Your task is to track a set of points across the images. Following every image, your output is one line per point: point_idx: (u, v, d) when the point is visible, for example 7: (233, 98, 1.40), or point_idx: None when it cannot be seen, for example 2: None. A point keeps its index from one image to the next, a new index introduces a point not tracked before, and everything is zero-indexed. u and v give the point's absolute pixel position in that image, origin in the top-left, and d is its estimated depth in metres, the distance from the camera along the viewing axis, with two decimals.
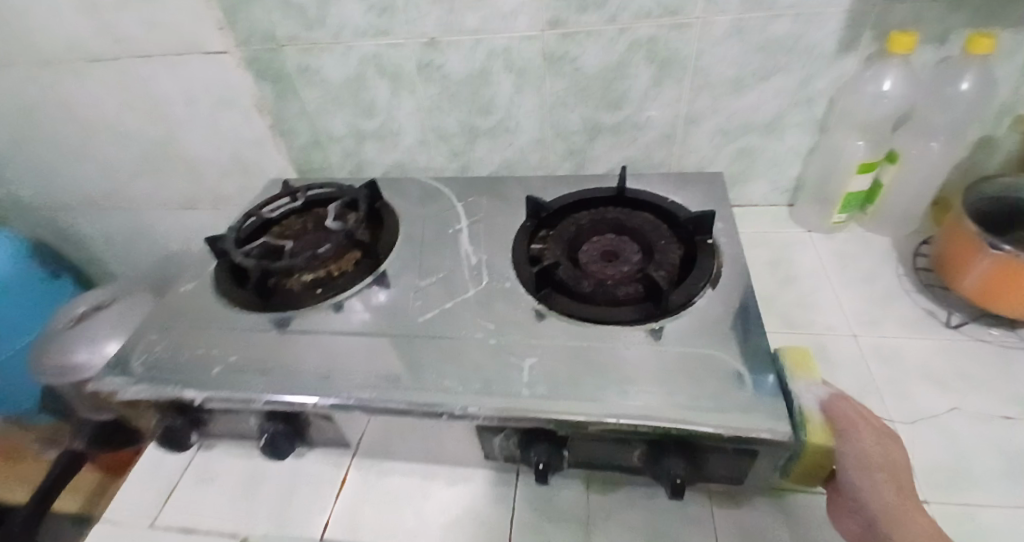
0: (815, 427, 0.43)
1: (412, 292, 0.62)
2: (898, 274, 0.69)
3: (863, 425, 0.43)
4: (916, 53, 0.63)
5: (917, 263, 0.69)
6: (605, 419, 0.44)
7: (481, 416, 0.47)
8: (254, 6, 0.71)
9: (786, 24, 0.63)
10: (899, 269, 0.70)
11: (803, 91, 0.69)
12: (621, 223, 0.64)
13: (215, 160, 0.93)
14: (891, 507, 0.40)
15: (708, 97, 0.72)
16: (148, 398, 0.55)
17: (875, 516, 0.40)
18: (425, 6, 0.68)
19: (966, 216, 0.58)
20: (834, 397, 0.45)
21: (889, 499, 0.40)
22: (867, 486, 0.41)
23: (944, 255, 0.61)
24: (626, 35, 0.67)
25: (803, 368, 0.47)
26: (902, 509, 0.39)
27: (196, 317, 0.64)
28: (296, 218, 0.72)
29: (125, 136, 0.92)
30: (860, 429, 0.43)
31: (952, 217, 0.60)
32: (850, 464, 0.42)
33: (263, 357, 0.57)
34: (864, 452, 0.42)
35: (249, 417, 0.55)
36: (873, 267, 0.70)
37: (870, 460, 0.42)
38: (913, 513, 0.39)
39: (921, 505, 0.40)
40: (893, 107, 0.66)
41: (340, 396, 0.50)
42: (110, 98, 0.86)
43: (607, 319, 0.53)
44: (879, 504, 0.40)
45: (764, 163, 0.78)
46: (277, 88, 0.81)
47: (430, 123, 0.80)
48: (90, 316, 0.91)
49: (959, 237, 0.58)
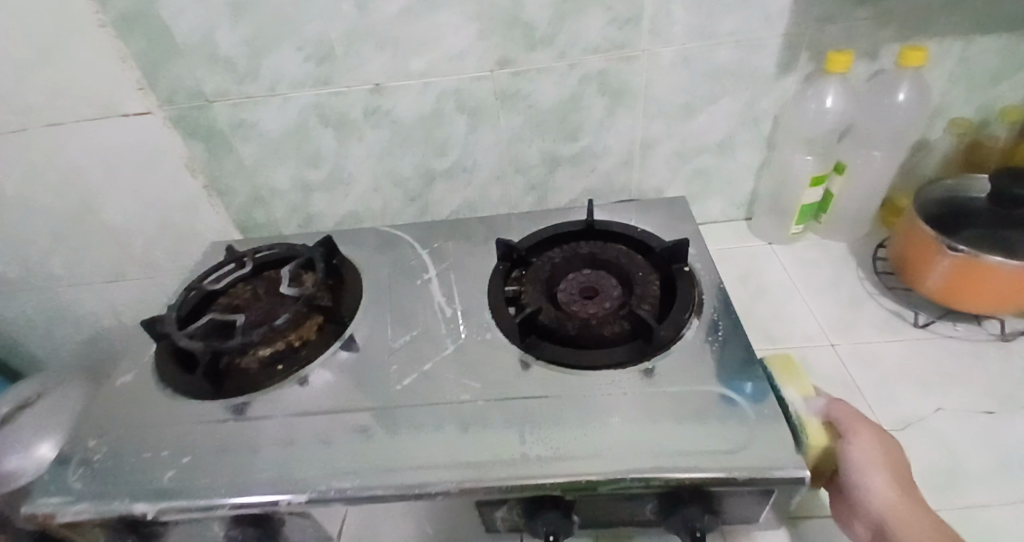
0: (813, 430, 0.47)
1: (386, 357, 0.57)
2: (860, 279, 0.71)
3: (861, 428, 0.47)
4: (853, 70, 0.67)
5: (878, 268, 0.72)
6: (616, 476, 0.42)
7: (480, 491, 0.43)
8: (173, 63, 0.66)
9: (728, 50, 0.64)
10: (860, 273, 0.72)
11: (750, 112, 0.71)
12: (596, 256, 0.61)
13: (142, 229, 0.85)
14: (892, 507, 0.42)
15: (663, 123, 0.71)
16: (90, 518, 0.47)
17: (880, 520, 0.43)
18: (367, 53, 0.64)
19: (919, 219, 0.61)
20: (829, 402, 0.49)
21: (890, 499, 0.43)
22: (870, 489, 0.44)
23: (904, 256, 0.63)
24: (576, 70, 0.66)
25: (793, 374, 0.51)
26: (902, 509, 0.42)
27: (137, 415, 0.56)
28: (243, 286, 0.65)
29: (33, 213, 0.82)
30: (861, 434, 0.46)
31: (907, 220, 0.63)
32: (854, 469, 0.45)
33: (224, 452, 0.50)
34: (869, 456, 0.45)
35: (212, 523, 0.48)
36: (836, 274, 0.73)
37: (872, 463, 0.45)
38: (911, 513, 0.42)
39: (918, 501, 0.43)
40: (835, 121, 0.69)
41: (318, 489, 0.45)
42: (9, 173, 0.76)
43: (600, 365, 0.51)
44: (882, 506, 0.43)
45: (720, 182, 0.79)
46: (208, 147, 0.75)
47: (382, 171, 0.76)
48: (13, 418, 0.79)
49: (917, 238, 0.61)
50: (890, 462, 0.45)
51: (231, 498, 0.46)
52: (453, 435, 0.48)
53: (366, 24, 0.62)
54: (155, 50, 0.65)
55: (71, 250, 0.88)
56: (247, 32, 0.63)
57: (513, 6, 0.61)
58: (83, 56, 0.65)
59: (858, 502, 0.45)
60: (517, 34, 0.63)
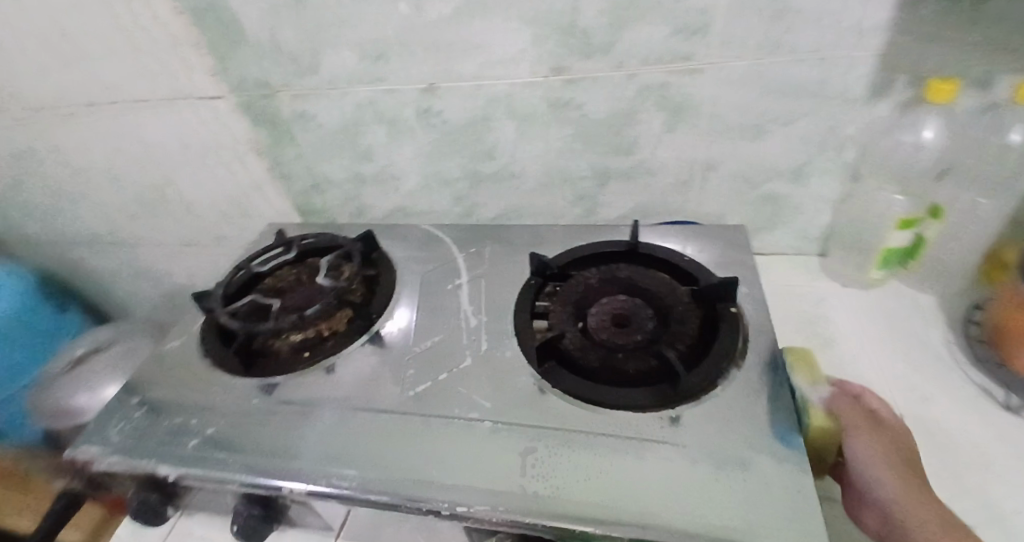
0: (816, 414, 0.46)
1: (405, 362, 0.57)
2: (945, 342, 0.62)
3: (861, 423, 0.47)
4: (958, 100, 0.57)
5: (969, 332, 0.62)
6: (609, 523, 0.39)
7: (471, 518, 0.41)
8: (246, 55, 0.73)
9: (810, 69, 0.59)
10: (946, 335, 0.63)
11: (831, 138, 0.64)
12: (634, 283, 0.58)
13: (219, 200, 0.97)
14: (902, 501, 0.43)
15: (726, 142, 0.67)
16: (123, 471, 0.51)
17: (891, 512, 0.44)
18: (417, 55, 0.68)
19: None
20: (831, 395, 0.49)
21: (899, 492, 0.44)
22: (879, 481, 0.45)
23: (998, 320, 0.56)
24: (637, 80, 0.63)
25: (804, 366, 0.49)
26: (911, 502, 0.43)
27: (179, 379, 0.60)
28: (287, 271, 0.68)
29: (123, 180, 0.98)
30: (861, 429, 0.47)
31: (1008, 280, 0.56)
32: (862, 465, 0.46)
33: (243, 430, 0.52)
34: (874, 454, 0.46)
35: (227, 494, 0.50)
36: (916, 332, 0.64)
37: (876, 459, 0.46)
38: (921, 504, 0.43)
39: (926, 492, 0.44)
40: (933, 157, 0.61)
41: (319, 484, 0.45)
42: (121, 140, 0.90)
43: (617, 404, 0.48)
44: (892, 499, 0.44)
45: (792, 211, 0.72)
46: (274, 135, 0.83)
47: (429, 171, 0.80)
48: (87, 359, 0.86)
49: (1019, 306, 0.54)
50: (895, 458, 0.46)
51: (240, 476, 0.47)
52: (456, 451, 0.46)
53: (422, 25, 0.65)
54: (225, 42, 0.73)
55: (153, 215, 1.04)
56: (308, 29, 0.69)
57: (569, 13, 0.60)
58: (160, 46, 0.75)
59: (866, 494, 0.46)
60: (575, 41, 0.62)
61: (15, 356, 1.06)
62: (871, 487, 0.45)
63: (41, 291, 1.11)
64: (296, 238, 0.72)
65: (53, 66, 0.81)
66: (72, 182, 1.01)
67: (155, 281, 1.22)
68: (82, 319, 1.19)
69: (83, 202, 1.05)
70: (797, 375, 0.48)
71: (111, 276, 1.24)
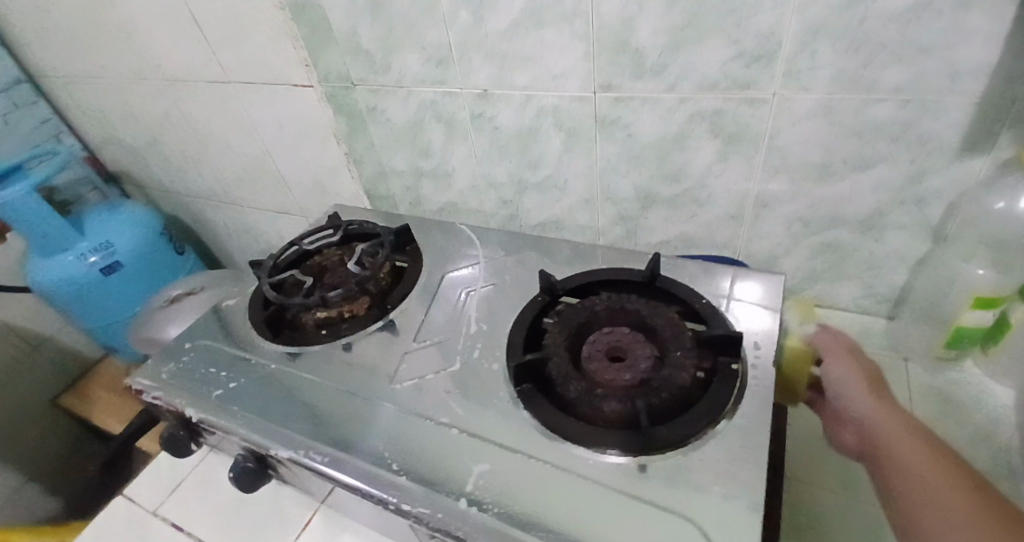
0: (795, 344, 0.54)
1: (403, 354, 0.60)
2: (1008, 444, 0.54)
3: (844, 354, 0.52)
4: None
5: None
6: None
7: (414, 517, 0.44)
8: (333, 52, 0.80)
9: (890, 109, 0.51)
10: (1011, 435, 0.54)
11: (911, 189, 0.55)
12: (638, 318, 0.56)
13: (304, 176, 1.07)
14: (875, 416, 0.48)
15: (786, 181, 0.60)
16: (162, 404, 0.60)
17: (866, 425, 0.49)
18: (477, 63, 0.68)
19: None
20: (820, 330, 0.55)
21: (872, 411, 0.49)
22: (855, 401, 0.50)
23: None
24: (687, 105, 0.59)
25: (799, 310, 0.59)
26: (883, 418, 0.48)
27: (223, 333, 0.68)
28: (331, 250, 0.75)
29: (233, 149, 1.12)
30: (838, 358, 0.52)
31: None
32: (839, 389, 0.52)
33: (258, 387, 0.59)
34: (851, 381, 0.51)
35: (234, 444, 0.57)
36: (974, 428, 0.56)
37: (850, 382, 0.51)
38: (892, 421, 0.47)
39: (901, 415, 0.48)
40: None
41: (300, 451, 0.51)
42: (233, 114, 1.03)
43: (581, 439, 0.47)
44: (865, 415, 0.49)
45: (856, 265, 0.64)
46: (350, 123, 0.90)
47: (478, 173, 0.82)
48: (181, 299, 1.02)
49: None
50: (876, 390, 0.50)
51: (243, 429, 0.54)
52: (418, 449, 0.49)
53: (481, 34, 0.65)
54: (315, 37, 0.80)
55: (254, 182, 1.18)
56: (382, 30, 0.73)
57: (624, 30, 0.57)
58: (266, 36, 0.84)
59: (847, 414, 0.51)
60: (629, 60, 0.59)
61: (138, 284, 1.27)
62: (848, 406, 0.51)
63: (164, 233, 1.31)
64: (345, 222, 0.79)
65: (186, 45, 0.94)
66: (197, 145, 1.18)
67: (255, 237, 1.40)
68: (192, 260, 1.40)
69: (204, 163, 1.23)
70: (789, 311, 0.58)
71: (223, 228, 1.44)
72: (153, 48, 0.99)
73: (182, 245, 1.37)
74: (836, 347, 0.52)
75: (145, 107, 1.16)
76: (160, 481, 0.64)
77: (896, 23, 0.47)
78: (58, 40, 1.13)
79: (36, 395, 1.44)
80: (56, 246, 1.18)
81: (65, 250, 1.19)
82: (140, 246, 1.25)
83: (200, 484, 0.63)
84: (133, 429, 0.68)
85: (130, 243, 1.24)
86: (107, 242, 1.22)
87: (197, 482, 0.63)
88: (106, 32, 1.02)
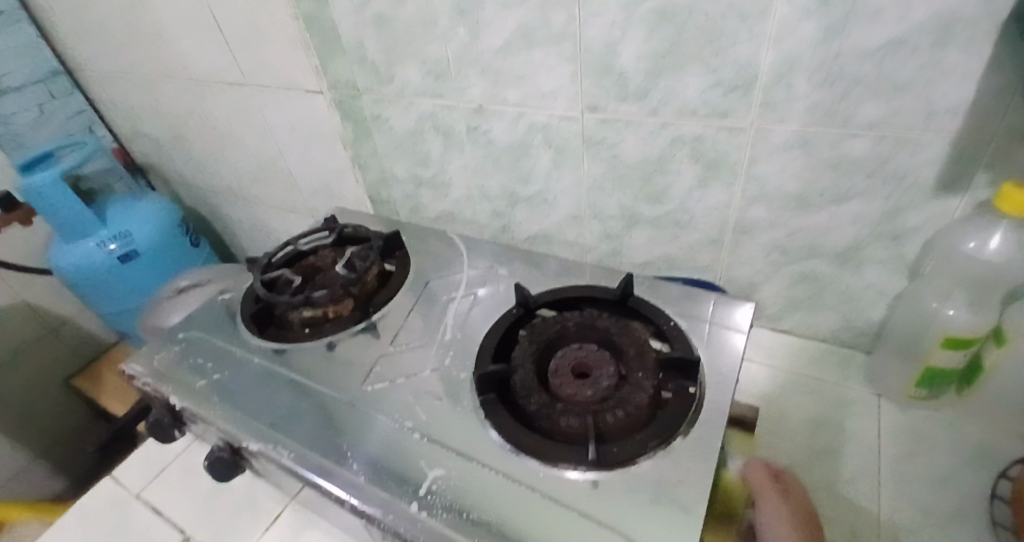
0: (730, 484, 0.50)
1: (379, 356, 0.63)
2: (968, 489, 0.54)
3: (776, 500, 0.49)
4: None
5: (998, 487, 0.53)
6: None
7: (368, 515, 0.46)
8: (341, 61, 0.84)
9: (865, 145, 0.52)
10: (974, 478, 0.55)
11: (888, 224, 0.56)
12: (606, 335, 0.57)
13: (312, 178, 1.11)
14: None
15: (764, 209, 0.61)
16: (151, 391, 0.63)
17: None
18: (472, 79, 0.72)
19: None
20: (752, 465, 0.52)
21: None
22: None
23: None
24: (669, 129, 0.61)
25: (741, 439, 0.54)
26: None
27: (215, 326, 0.72)
28: (325, 252, 0.78)
29: (249, 148, 1.17)
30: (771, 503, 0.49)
31: None
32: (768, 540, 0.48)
33: (240, 380, 0.62)
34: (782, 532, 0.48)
35: (212, 434, 0.60)
36: (938, 468, 0.56)
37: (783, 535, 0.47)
38: None
39: None
40: (1005, 269, 0.52)
41: (270, 445, 0.53)
42: (248, 115, 1.08)
43: (534, 452, 0.48)
44: None
45: (834, 296, 0.64)
46: (355, 130, 0.94)
47: (473, 182, 0.86)
48: (188, 290, 1.06)
49: None
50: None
51: (221, 420, 0.57)
52: (379, 451, 0.51)
53: (476, 51, 0.69)
54: (325, 45, 0.83)
55: (267, 181, 1.23)
56: (387, 43, 0.76)
57: (609, 54, 0.59)
58: (280, 42, 0.87)
59: None
60: (614, 83, 0.61)
61: (153, 274, 1.33)
62: None
63: (180, 224, 1.36)
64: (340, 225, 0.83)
65: (206, 48, 0.99)
66: (214, 143, 1.23)
67: (267, 233, 1.44)
68: (206, 251, 1.44)
69: (221, 160, 1.28)
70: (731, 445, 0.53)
71: (237, 223, 1.50)
72: (178, 49, 1.04)
73: (197, 236, 1.42)
74: (766, 482, 0.50)
75: (170, 104, 1.22)
76: (146, 465, 0.67)
77: (872, 59, 0.47)
78: (93, 37, 1.20)
79: (51, 373, 1.50)
80: (78, 232, 1.23)
81: (85, 236, 1.25)
82: (158, 236, 1.31)
83: (184, 470, 0.66)
84: (137, 408, 0.68)
85: (146, 232, 1.29)
86: (124, 230, 1.27)
87: (181, 469, 0.66)
88: (137, 31, 1.08)
